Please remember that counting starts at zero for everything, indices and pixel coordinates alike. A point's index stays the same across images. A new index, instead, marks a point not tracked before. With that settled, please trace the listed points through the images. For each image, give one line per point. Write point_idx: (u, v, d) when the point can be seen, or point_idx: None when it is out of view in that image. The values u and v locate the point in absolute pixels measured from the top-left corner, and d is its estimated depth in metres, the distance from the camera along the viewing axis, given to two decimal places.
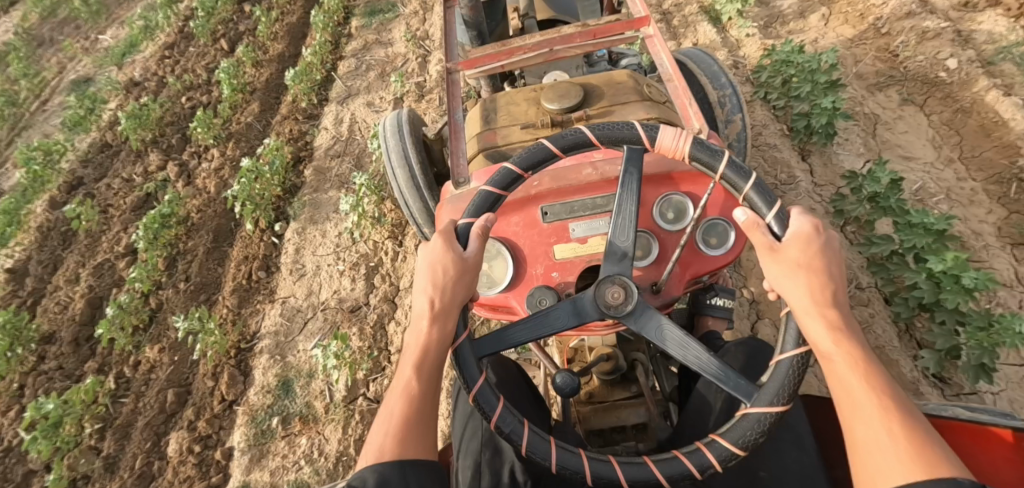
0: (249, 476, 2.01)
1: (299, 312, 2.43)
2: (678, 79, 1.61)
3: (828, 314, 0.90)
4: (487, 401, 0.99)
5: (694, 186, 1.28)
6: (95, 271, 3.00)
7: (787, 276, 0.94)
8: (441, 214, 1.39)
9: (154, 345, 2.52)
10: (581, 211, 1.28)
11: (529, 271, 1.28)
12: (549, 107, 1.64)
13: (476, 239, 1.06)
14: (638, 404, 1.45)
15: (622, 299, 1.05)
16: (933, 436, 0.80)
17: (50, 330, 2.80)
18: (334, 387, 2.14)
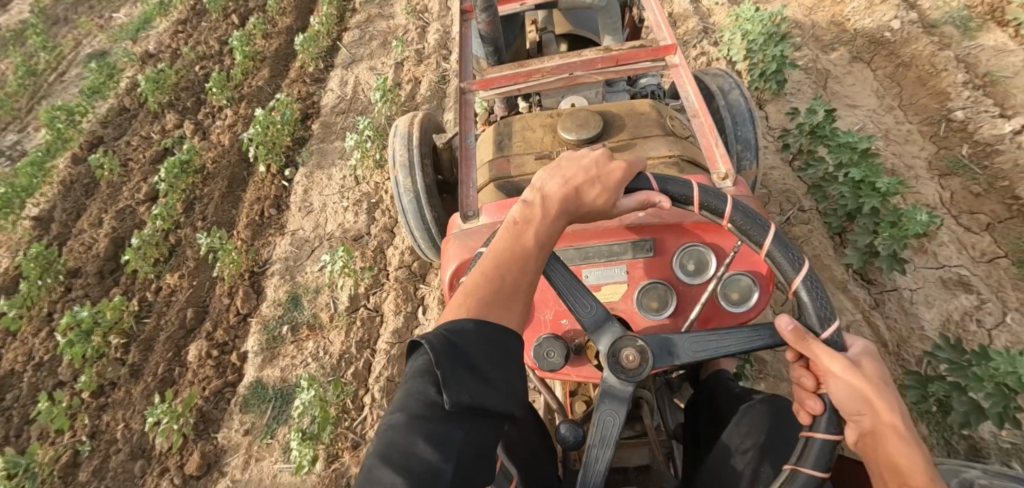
0: (262, 372, 2.27)
1: (307, 242, 2.69)
2: (703, 116, 1.57)
3: (916, 446, 0.78)
4: None
5: (719, 238, 1.22)
6: (117, 215, 3.25)
7: (856, 397, 0.81)
8: (448, 250, 1.34)
9: (174, 273, 2.78)
10: (596, 257, 1.24)
11: (539, 316, 1.27)
12: (568, 138, 1.66)
13: (641, 197, 0.98)
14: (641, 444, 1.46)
15: (636, 363, 0.94)
16: None
17: (75, 265, 3.05)
18: (338, 300, 2.41)
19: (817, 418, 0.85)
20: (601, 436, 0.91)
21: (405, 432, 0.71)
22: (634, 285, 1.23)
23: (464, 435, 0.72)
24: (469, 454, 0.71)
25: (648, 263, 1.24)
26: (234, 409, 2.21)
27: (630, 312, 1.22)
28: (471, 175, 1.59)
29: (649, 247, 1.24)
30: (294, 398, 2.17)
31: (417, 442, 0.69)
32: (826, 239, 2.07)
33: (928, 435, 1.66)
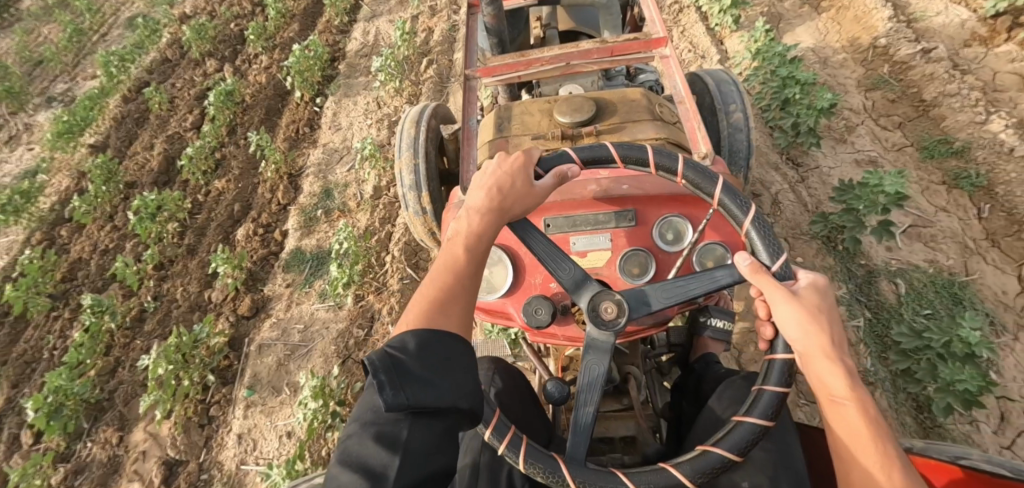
0: (301, 242, 2.75)
1: (337, 152, 3.18)
2: (689, 103, 1.82)
3: (841, 363, 0.89)
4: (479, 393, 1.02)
5: (692, 209, 1.37)
6: (167, 140, 3.72)
7: (801, 325, 0.92)
8: (448, 217, 1.51)
9: (222, 179, 3.25)
10: (583, 225, 1.37)
11: (529, 280, 1.37)
12: (561, 120, 1.79)
13: (551, 177, 1.11)
14: (627, 418, 1.55)
15: (614, 314, 1.06)
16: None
17: (132, 179, 3.52)
18: (364, 191, 2.90)
19: (772, 341, 1.01)
20: (588, 382, 1.04)
21: (361, 436, 0.88)
22: (617, 253, 1.34)
23: (408, 434, 0.85)
24: (413, 449, 0.84)
25: (630, 232, 1.36)
26: (278, 269, 2.68)
27: (613, 277, 1.33)
28: (472, 153, 1.88)
29: (630, 217, 1.37)
30: (328, 259, 2.64)
31: (371, 444, 0.86)
32: (765, 134, 2.52)
33: (834, 265, 2.09)
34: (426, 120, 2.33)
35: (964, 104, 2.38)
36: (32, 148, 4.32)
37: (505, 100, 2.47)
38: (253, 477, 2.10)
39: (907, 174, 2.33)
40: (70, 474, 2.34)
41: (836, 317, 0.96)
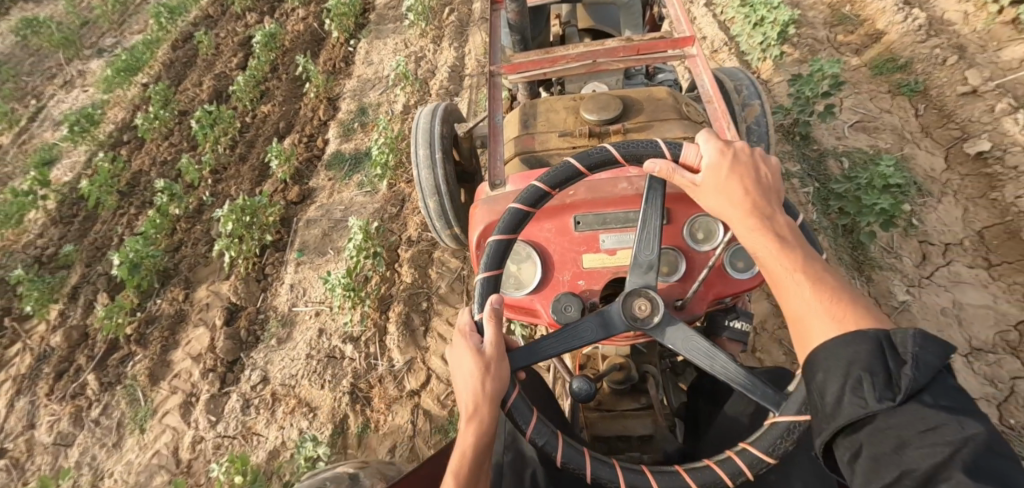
0: (342, 146, 3.22)
1: (370, 81, 3.61)
2: (717, 102, 1.84)
3: (754, 220, 0.99)
4: (523, 415, 1.07)
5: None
6: (215, 78, 4.15)
7: (718, 202, 1.04)
8: (477, 213, 1.52)
9: (268, 105, 3.68)
10: (613, 223, 1.39)
11: (557, 276, 1.39)
12: (589, 118, 1.87)
13: (492, 327, 1.09)
14: (645, 416, 1.48)
15: (648, 311, 1.12)
16: (851, 292, 0.90)
17: (184, 108, 3.94)
18: (395, 108, 3.35)
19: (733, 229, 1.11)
20: (706, 352, 1.12)
21: None
22: None
23: None
24: None
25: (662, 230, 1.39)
26: (322, 168, 3.14)
27: None
28: (498, 148, 1.87)
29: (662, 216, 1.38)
30: (365, 159, 3.09)
31: None
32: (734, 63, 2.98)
33: (792, 150, 2.51)
34: (442, 121, 2.37)
35: (909, 30, 2.80)
36: (86, 91, 4.76)
37: (525, 98, 2.65)
38: (303, 316, 2.51)
39: (860, 87, 2.75)
40: (142, 324, 2.74)
41: (759, 182, 1.04)
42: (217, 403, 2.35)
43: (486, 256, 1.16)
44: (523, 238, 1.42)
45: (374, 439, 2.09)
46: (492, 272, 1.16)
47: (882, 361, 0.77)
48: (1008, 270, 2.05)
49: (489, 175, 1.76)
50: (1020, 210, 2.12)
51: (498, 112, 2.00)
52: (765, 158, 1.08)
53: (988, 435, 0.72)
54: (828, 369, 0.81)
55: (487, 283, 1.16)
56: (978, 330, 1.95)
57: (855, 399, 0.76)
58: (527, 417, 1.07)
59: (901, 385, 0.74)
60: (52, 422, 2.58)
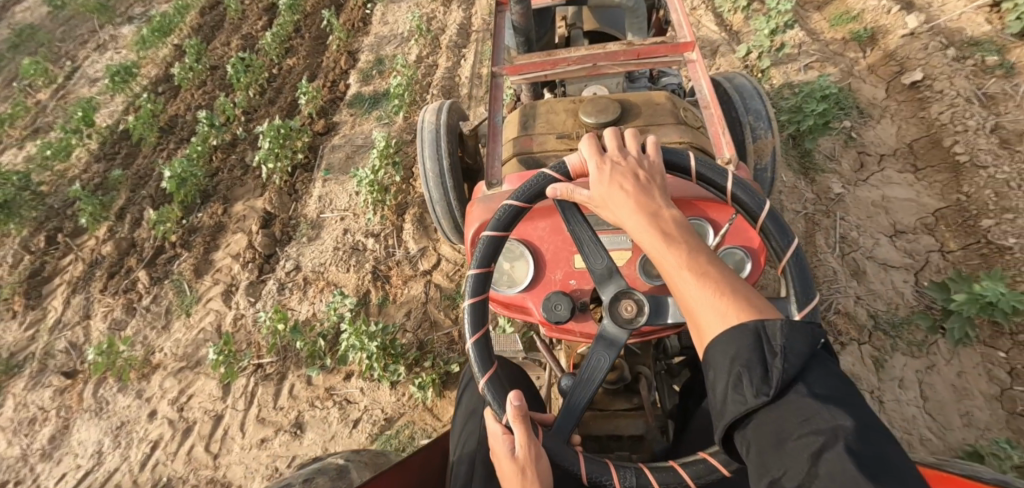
0: (362, 88, 3.61)
1: (387, 37, 4.00)
2: (712, 109, 1.89)
3: (640, 224, 0.98)
4: (599, 473, 1.01)
5: (717, 213, 1.36)
6: (243, 38, 4.51)
7: (607, 212, 1.04)
8: (474, 211, 1.60)
9: (294, 58, 4.06)
10: (605, 224, 1.40)
11: (549, 276, 1.42)
12: (585, 121, 1.88)
13: (519, 426, 0.96)
14: (637, 416, 1.53)
15: (633, 311, 1.13)
16: (735, 284, 0.88)
17: (215, 64, 4.29)
18: (409, 57, 3.74)
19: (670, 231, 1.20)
20: None
21: None
22: (637, 253, 1.36)
23: None
24: None
25: None
26: (344, 106, 3.53)
27: (632, 276, 1.35)
28: (496, 149, 1.98)
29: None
30: (383, 99, 3.49)
31: None
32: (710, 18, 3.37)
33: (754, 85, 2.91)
34: (447, 116, 2.44)
35: None
36: (119, 54, 5.12)
37: (529, 98, 2.72)
38: (329, 220, 2.90)
39: (821, 36, 3.13)
40: (186, 233, 3.11)
41: (646, 185, 1.04)
42: (256, 288, 2.73)
43: (474, 358, 1.16)
44: (515, 237, 1.45)
45: (392, 308, 2.45)
46: (478, 298, 1.19)
47: (760, 354, 0.77)
48: (931, 172, 2.41)
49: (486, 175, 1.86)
50: (943, 123, 2.50)
51: (498, 113, 2.08)
52: (640, 158, 1.09)
53: (858, 423, 0.71)
54: (716, 370, 0.80)
55: (475, 307, 1.18)
56: (902, 217, 2.32)
57: (737, 397, 0.76)
58: (610, 474, 1.00)
59: (774, 379, 0.74)
60: (107, 312, 2.93)
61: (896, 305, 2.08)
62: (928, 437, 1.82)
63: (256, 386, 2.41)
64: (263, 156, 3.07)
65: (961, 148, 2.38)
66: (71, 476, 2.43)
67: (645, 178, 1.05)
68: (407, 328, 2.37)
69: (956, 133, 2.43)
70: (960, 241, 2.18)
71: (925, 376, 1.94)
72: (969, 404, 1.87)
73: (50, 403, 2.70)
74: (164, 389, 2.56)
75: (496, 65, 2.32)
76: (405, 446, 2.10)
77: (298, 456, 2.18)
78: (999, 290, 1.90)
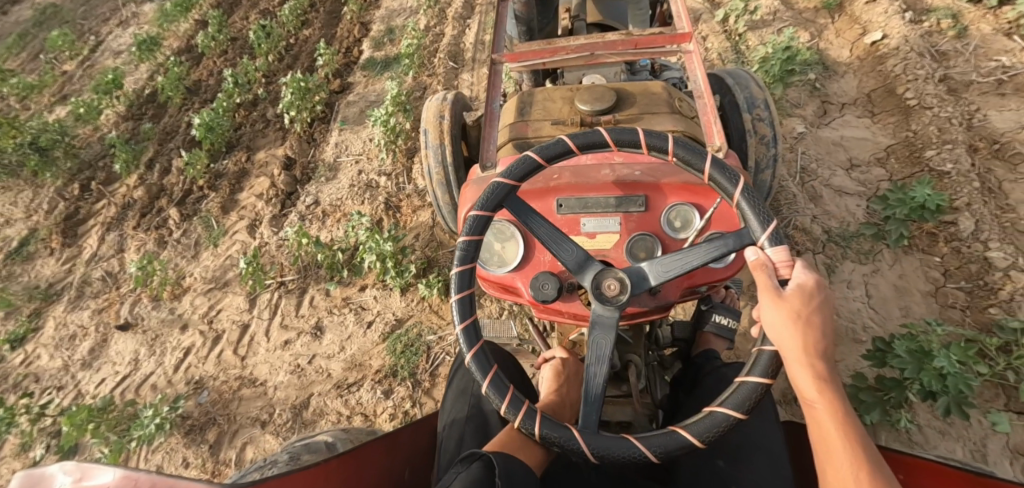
0: (375, 54, 3.92)
1: (397, 10, 4.29)
2: (706, 101, 2.07)
3: (812, 370, 1.08)
4: (470, 341, 1.31)
5: (702, 198, 1.56)
6: (262, 13, 4.79)
7: (784, 328, 1.10)
8: (468, 192, 1.92)
9: (311, 29, 4.36)
10: (593, 208, 1.56)
11: (538, 256, 1.59)
12: (582, 109, 2.12)
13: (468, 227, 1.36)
14: (625, 405, 1.78)
15: (616, 291, 1.28)
16: (878, 461, 1.04)
17: (235, 36, 4.55)
18: (418, 25, 4.04)
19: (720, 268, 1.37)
20: (597, 356, 1.28)
21: None
22: (625, 235, 1.54)
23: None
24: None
25: (640, 217, 1.55)
26: (358, 69, 3.83)
27: (618, 257, 1.53)
28: (492, 135, 2.20)
29: (641, 203, 1.56)
30: (394, 62, 3.80)
31: None
32: None
33: (729, 47, 3.23)
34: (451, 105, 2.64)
35: None
36: (141, 29, 5.40)
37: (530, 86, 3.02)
38: (345, 163, 3.19)
39: (795, 6, 3.40)
40: (213, 178, 3.39)
41: (824, 318, 1.11)
42: (279, 221, 3.01)
43: (467, 226, 1.35)
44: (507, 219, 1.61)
45: (402, 232, 2.74)
46: (472, 238, 1.35)
47: None
48: (885, 115, 2.71)
49: (481, 158, 2.10)
50: (897, 74, 2.78)
51: (496, 101, 2.30)
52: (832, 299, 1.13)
53: None
54: None
55: (466, 249, 1.35)
56: (858, 153, 2.61)
57: None
58: (471, 345, 1.30)
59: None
60: (140, 245, 3.21)
61: (848, 222, 2.37)
62: (870, 325, 2.11)
63: (279, 299, 2.69)
64: (285, 105, 3.37)
65: (912, 94, 2.67)
66: (109, 380, 2.68)
67: (830, 312, 1.12)
68: (416, 247, 2.66)
69: (908, 82, 2.72)
70: (908, 171, 2.46)
71: (870, 278, 2.22)
72: (907, 299, 2.14)
73: (89, 321, 2.97)
74: (195, 306, 2.83)
75: (495, 53, 2.50)
76: (413, 341, 2.39)
77: (318, 353, 2.45)
78: (925, 192, 2.24)
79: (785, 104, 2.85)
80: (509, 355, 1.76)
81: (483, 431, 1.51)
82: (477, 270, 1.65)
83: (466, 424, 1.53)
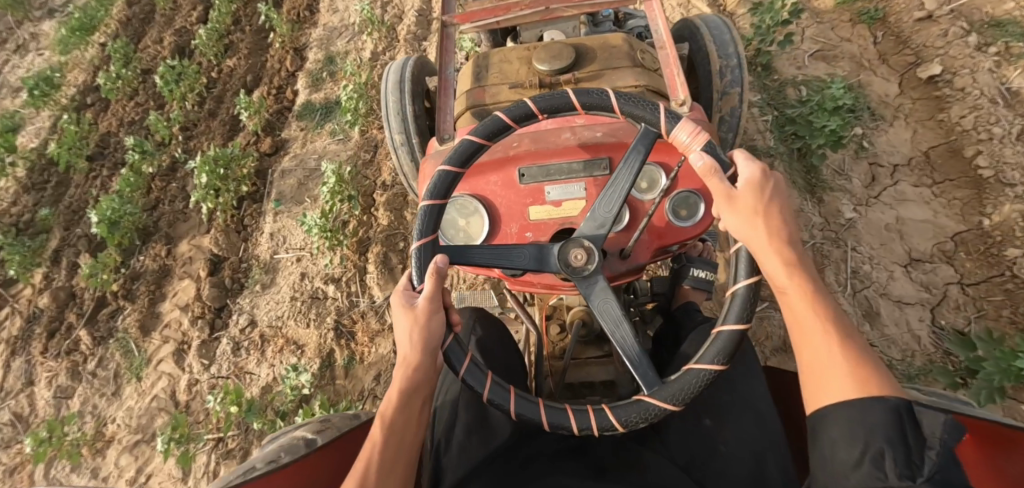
0: (312, 96, 3.23)
1: (337, 29, 3.53)
2: (668, 47, 1.62)
3: (781, 254, 1.06)
4: (477, 380, 1.14)
5: (667, 155, 1.40)
6: (176, 33, 3.91)
7: (742, 224, 1.09)
8: (425, 168, 1.56)
9: (234, 56, 3.55)
10: (557, 175, 1.40)
11: (505, 229, 1.41)
12: (539, 68, 1.70)
13: (432, 279, 1.16)
14: (606, 364, 1.77)
15: (584, 260, 1.21)
16: (857, 340, 1.00)
17: (147, 67, 3.74)
18: (363, 55, 3.34)
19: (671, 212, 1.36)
20: (611, 318, 1.20)
21: None
22: (591, 200, 1.39)
23: None
24: None
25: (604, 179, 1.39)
26: (293, 119, 3.15)
27: None
28: (450, 103, 1.73)
29: (607, 165, 1.39)
30: (335, 108, 3.12)
31: None
32: None
33: (753, 82, 2.54)
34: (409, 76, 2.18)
35: None
36: (42, 54, 4.50)
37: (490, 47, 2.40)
38: (285, 262, 2.62)
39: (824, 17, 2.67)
40: (128, 281, 2.79)
41: (775, 202, 1.11)
42: (209, 348, 2.48)
43: (415, 268, 1.22)
44: (470, 193, 1.43)
45: (360, 369, 2.29)
46: (426, 240, 1.23)
47: (903, 434, 0.86)
48: (950, 187, 2.17)
49: (438, 129, 1.66)
50: (964, 129, 2.21)
51: (450, 64, 1.83)
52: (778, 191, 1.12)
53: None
54: (844, 432, 0.90)
55: (421, 256, 1.22)
56: (918, 242, 2.12)
57: (874, 471, 0.84)
58: (482, 381, 1.14)
59: (921, 466, 0.82)
60: (50, 378, 2.65)
61: (912, 353, 1.94)
62: None
63: (217, 465, 2.23)
64: (197, 197, 2.72)
65: (985, 161, 2.12)
66: None
67: (781, 197, 1.12)
68: (377, 394, 2.23)
69: (979, 141, 2.16)
70: (983, 273, 2.00)
71: None
72: None
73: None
74: (121, 468, 2.36)
75: (445, 14, 1.93)
76: None
77: None
78: None
79: (831, 177, 2.28)
80: (496, 321, 1.64)
81: (474, 406, 1.36)
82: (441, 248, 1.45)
83: (460, 405, 1.37)
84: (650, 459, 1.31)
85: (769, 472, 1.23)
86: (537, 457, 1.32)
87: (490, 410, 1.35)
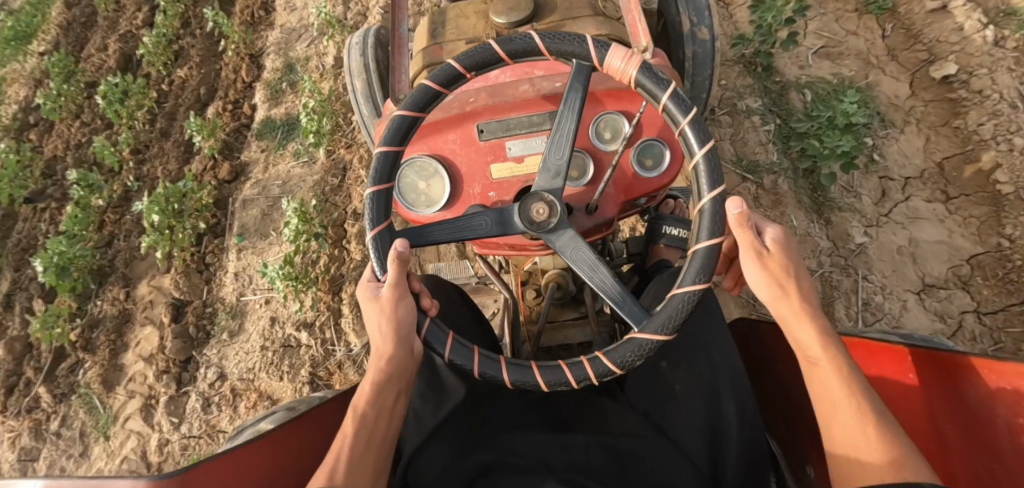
0: (272, 111, 2.95)
1: (295, 31, 3.21)
2: None
3: (813, 326, 1.03)
4: (460, 354, 1.06)
5: (629, 103, 1.32)
6: (121, 38, 3.54)
7: (767, 293, 1.05)
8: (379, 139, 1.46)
9: (184, 66, 3.22)
10: (516, 129, 1.33)
11: (467, 190, 1.31)
12: (497, 21, 1.54)
13: (394, 266, 1.07)
14: (582, 324, 1.68)
15: (546, 214, 1.10)
16: (889, 419, 0.95)
17: (91, 80, 3.41)
18: (325, 62, 3.05)
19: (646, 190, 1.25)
20: (588, 265, 1.11)
21: None
22: None
23: None
24: None
25: None
26: (252, 138, 2.90)
27: None
28: (403, 62, 1.59)
29: None
30: (298, 125, 2.86)
31: None
32: None
33: (752, 84, 2.31)
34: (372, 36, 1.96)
35: None
36: None
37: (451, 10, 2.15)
38: (253, 305, 2.44)
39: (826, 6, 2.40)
40: (86, 329, 2.59)
41: (801, 271, 1.06)
42: (177, 405, 2.32)
43: (373, 256, 1.12)
44: (429, 153, 1.33)
45: None
46: (378, 230, 1.12)
47: None
48: (965, 203, 2.01)
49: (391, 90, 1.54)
50: (981, 139, 2.03)
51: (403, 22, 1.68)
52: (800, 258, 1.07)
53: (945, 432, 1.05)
54: None
55: (378, 246, 1.12)
56: (933, 265, 1.97)
57: None
58: (467, 356, 1.06)
59: None
60: (11, 439, 2.47)
61: None
62: None
63: None
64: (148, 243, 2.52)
65: (1004, 175, 1.96)
66: None
67: (804, 264, 1.06)
68: None
69: (997, 152, 1.99)
70: (1002, 300, 1.86)
71: None
72: None
73: None
74: None
75: None
76: None
77: None
78: None
79: (843, 197, 2.09)
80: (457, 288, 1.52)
81: (430, 370, 1.32)
82: (401, 213, 1.33)
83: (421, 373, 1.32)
84: (616, 415, 1.30)
85: (724, 408, 1.21)
86: (499, 417, 1.30)
87: (444, 371, 1.31)
